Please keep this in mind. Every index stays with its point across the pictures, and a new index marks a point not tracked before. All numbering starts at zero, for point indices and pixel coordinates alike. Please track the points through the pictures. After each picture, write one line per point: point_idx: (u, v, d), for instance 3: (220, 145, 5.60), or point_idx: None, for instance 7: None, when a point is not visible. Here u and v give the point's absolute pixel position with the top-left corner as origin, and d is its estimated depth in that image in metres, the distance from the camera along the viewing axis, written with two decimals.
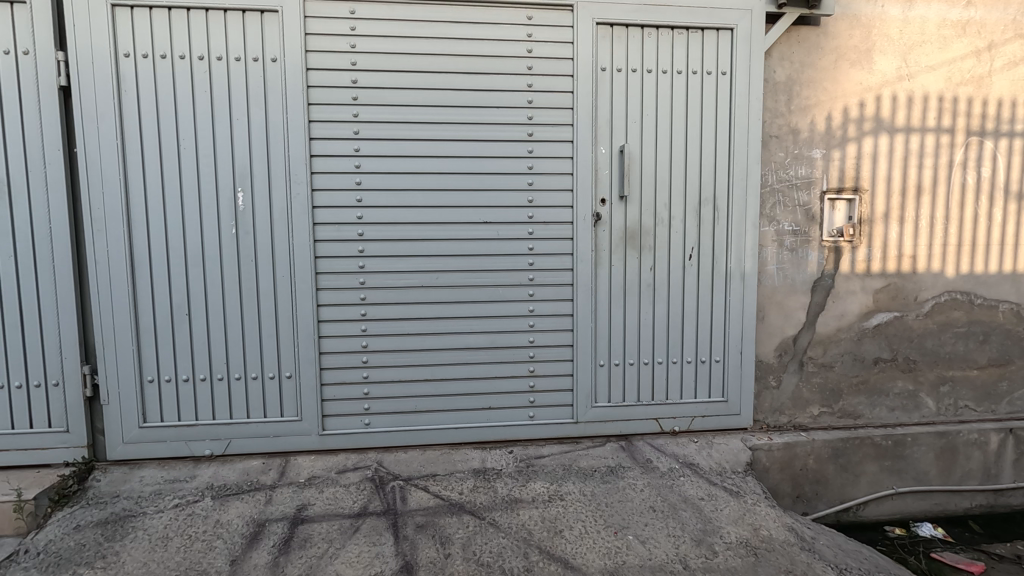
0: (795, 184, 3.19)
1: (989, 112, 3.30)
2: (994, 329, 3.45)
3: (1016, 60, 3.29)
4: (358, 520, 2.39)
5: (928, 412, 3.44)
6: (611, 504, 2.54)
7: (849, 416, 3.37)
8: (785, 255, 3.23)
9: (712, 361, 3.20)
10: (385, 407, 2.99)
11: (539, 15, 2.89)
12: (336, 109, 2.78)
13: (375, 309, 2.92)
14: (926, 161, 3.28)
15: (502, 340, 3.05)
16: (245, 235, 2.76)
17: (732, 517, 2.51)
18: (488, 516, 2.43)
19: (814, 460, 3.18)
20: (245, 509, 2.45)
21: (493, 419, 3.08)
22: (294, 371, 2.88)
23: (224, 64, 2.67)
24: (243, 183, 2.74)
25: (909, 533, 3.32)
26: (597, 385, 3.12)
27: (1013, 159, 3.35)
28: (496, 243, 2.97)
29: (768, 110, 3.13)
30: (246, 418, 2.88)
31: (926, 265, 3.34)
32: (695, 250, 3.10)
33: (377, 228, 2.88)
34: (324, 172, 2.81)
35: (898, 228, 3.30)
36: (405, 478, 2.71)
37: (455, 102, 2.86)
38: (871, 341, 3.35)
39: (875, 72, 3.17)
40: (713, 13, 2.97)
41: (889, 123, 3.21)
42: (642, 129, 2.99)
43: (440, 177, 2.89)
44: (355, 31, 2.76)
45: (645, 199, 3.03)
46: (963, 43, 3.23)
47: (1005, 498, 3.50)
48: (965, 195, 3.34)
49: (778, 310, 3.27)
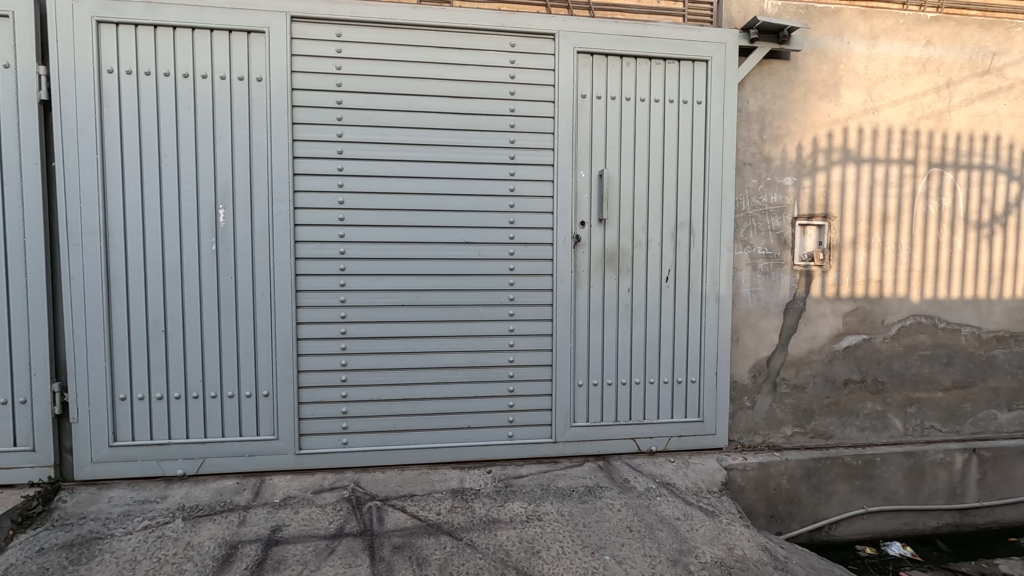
0: (768, 210, 3.30)
1: (949, 145, 3.47)
2: (958, 351, 3.58)
3: (973, 97, 3.48)
4: (334, 540, 2.37)
5: (897, 433, 3.54)
6: (589, 524, 2.56)
7: (821, 436, 3.45)
8: (759, 278, 3.32)
9: (688, 381, 3.25)
10: (363, 426, 2.97)
11: (522, 43, 2.97)
12: (320, 129, 2.82)
13: (355, 328, 2.93)
14: (891, 191, 3.42)
15: (481, 359, 3.06)
16: (224, 252, 2.76)
17: (708, 537, 2.54)
18: (465, 537, 2.43)
19: (788, 480, 3.24)
20: (218, 530, 2.41)
21: (472, 438, 3.07)
22: (272, 390, 2.86)
23: (209, 82, 2.70)
24: (225, 200, 2.74)
25: (879, 552, 3.39)
26: (576, 405, 3.15)
27: (972, 190, 3.51)
28: (477, 263, 3.01)
29: (741, 138, 3.24)
30: (221, 436, 2.83)
31: (892, 290, 3.47)
32: (673, 272, 3.17)
33: (358, 246, 2.89)
34: (308, 191, 2.82)
35: (865, 254, 3.42)
36: (383, 499, 2.68)
37: (439, 124, 2.91)
38: (842, 363, 3.45)
39: (842, 105, 3.32)
40: (689, 46, 3.09)
41: (856, 154, 3.35)
42: (620, 156, 3.08)
43: (422, 197, 2.93)
44: (342, 54, 2.81)
45: (624, 222, 3.10)
46: (924, 80, 3.41)
47: (970, 517, 3.59)
48: (928, 223, 3.48)
49: (753, 331, 3.35)
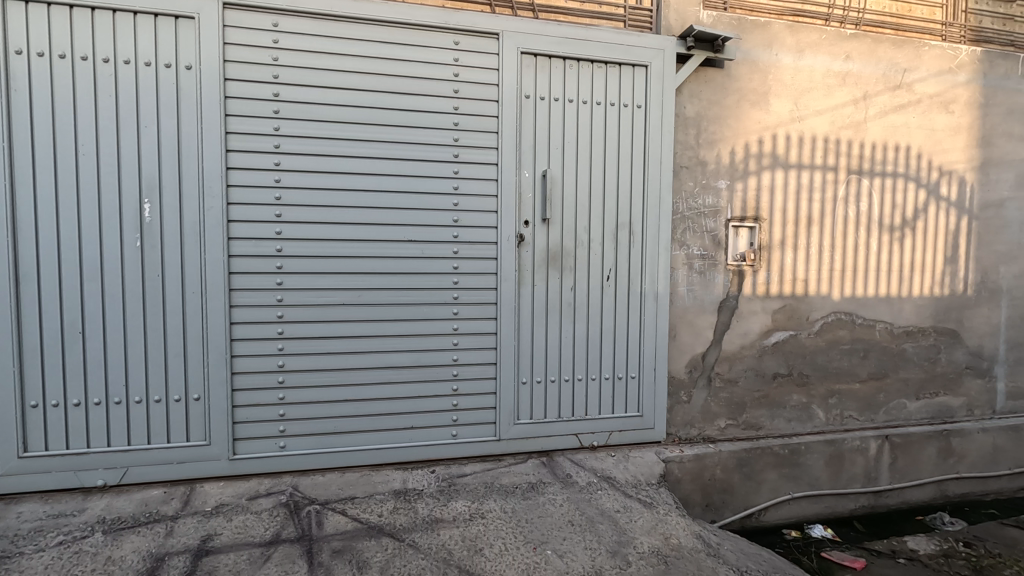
0: (703, 212, 3.44)
1: (866, 154, 3.73)
2: (873, 345, 3.85)
3: (887, 110, 3.75)
4: (270, 548, 2.29)
5: (820, 422, 3.77)
6: (531, 520, 2.59)
7: (752, 427, 3.63)
8: (695, 277, 3.46)
9: (628, 377, 3.35)
10: (302, 429, 2.88)
11: (466, 41, 2.96)
12: (255, 121, 2.71)
13: (293, 328, 2.84)
14: (815, 196, 3.64)
15: (425, 358, 3.03)
16: (150, 248, 2.61)
17: (646, 527, 2.63)
18: (408, 538, 2.40)
19: (721, 470, 3.39)
20: (142, 543, 2.28)
21: (415, 438, 3.04)
22: (203, 393, 2.73)
23: (132, 69, 2.54)
24: (150, 194, 2.59)
25: (803, 534, 3.60)
26: (520, 403, 3.18)
27: (886, 196, 3.79)
28: (421, 262, 2.98)
29: (679, 142, 3.36)
30: (147, 443, 2.68)
31: (816, 288, 3.69)
32: (613, 271, 3.25)
33: (296, 244, 2.80)
34: (242, 186, 2.71)
35: (792, 254, 3.62)
36: (323, 502, 2.62)
37: (381, 120, 2.86)
38: (770, 358, 3.64)
39: (771, 113, 3.50)
40: (629, 51, 3.18)
41: (783, 160, 3.55)
42: (562, 157, 3.12)
43: (363, 194, 2.87)
44: (278, 44, 2.71)
45: (566, 222, 3.15)
46: (844, 92, 3.64)
47: (883, 498, 3.87)
48: (848, 226, 3.73)
49: (689, 328, 3.48)
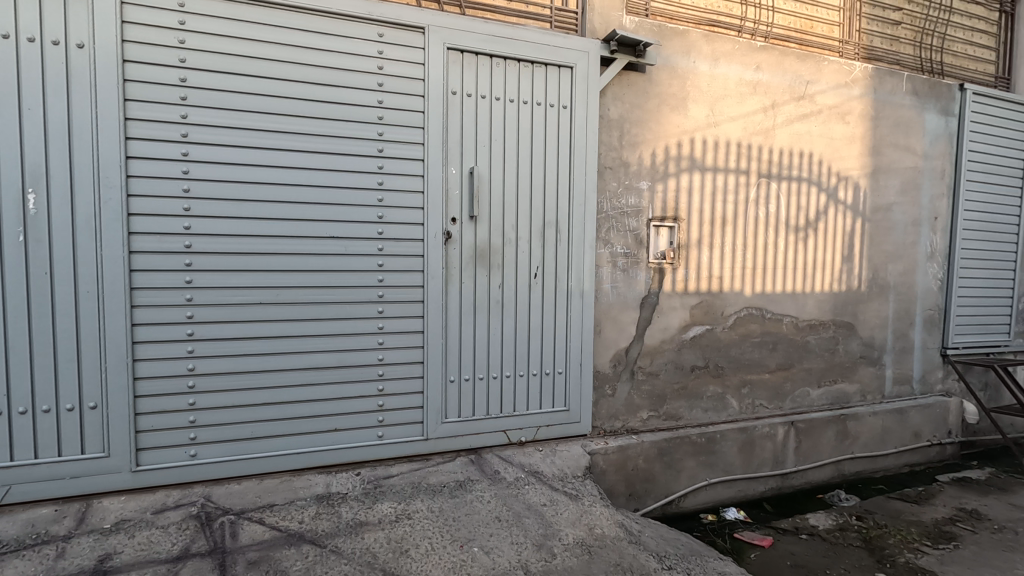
0: (626, 212, 3.55)
1: (774, 159, 3.99)
2: (780, 338, 4.13)
3: (793, 119, 4.02)
4: (178, 563, 2.15)
5: (733, 411, 4.00)
6: (459, 518, 2.58)
7: (673, 418, 3.80)
8: (619, 275, 3.57)
9: (556, 373, 3.41)
10: (214, 435, 2.72)
11: (390, 33, 2.90)
12: (160, 108, 2.52)
13: (204, 329, 2.67)
14: (729, 198, 3.85)
15: (349, 358, 2.95)
16: (35, 243, 2.36)
17: (571, 519, 2.69)
18: (330, 543, 2.33)
19: (644, 460, 3.53)
20: (27, 567, 2.07)
21: (339, 441, 2.95)
22: (101, 401, 2.52)
23: (11, 43, 2.29)
24: (35, 183, 2.35)
25: (718, 517, 3.81)
26: (448, 401, 3.16)
27: (791, 199, 4.07)
28: (344, 259, 2.89)
29: (603, 143, 3.45)
30: (34, 458, 2.43)
31: (730, 285, 3.91)
32: (540, 269, 3.30)
33: (206, 239, 2.64)
34: (145, 177, 2.52)
35: (708, 253, 3.82)
36: (238, 512, 2.49)
37: (300, 111, 2.75)
38: (689, 351, 3.82)
39: (689, 117, 3.67)
40: (555, 52, 3.23)
41: (700, 163, 3.73)
42: (489, 154, 3.13)
43: (282, 188, 2.74)
44: (185, 26, 2.54)
45: (494, 219, 3.16)
46: (755, 100, 3.88)
47: (789, 480, 4.17)
48: (758, 227, 3.98)
49: (614, 324, 3.59)
